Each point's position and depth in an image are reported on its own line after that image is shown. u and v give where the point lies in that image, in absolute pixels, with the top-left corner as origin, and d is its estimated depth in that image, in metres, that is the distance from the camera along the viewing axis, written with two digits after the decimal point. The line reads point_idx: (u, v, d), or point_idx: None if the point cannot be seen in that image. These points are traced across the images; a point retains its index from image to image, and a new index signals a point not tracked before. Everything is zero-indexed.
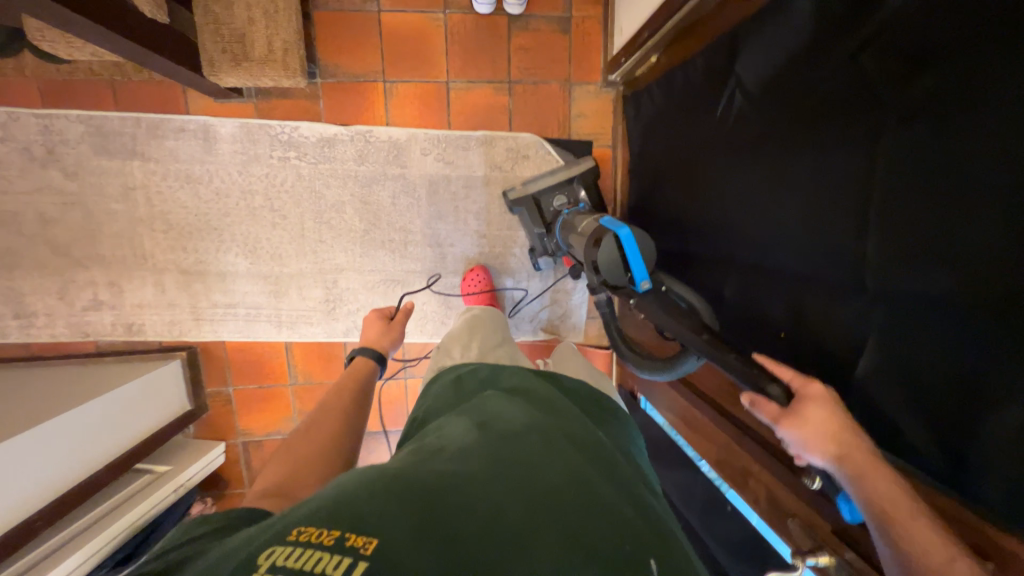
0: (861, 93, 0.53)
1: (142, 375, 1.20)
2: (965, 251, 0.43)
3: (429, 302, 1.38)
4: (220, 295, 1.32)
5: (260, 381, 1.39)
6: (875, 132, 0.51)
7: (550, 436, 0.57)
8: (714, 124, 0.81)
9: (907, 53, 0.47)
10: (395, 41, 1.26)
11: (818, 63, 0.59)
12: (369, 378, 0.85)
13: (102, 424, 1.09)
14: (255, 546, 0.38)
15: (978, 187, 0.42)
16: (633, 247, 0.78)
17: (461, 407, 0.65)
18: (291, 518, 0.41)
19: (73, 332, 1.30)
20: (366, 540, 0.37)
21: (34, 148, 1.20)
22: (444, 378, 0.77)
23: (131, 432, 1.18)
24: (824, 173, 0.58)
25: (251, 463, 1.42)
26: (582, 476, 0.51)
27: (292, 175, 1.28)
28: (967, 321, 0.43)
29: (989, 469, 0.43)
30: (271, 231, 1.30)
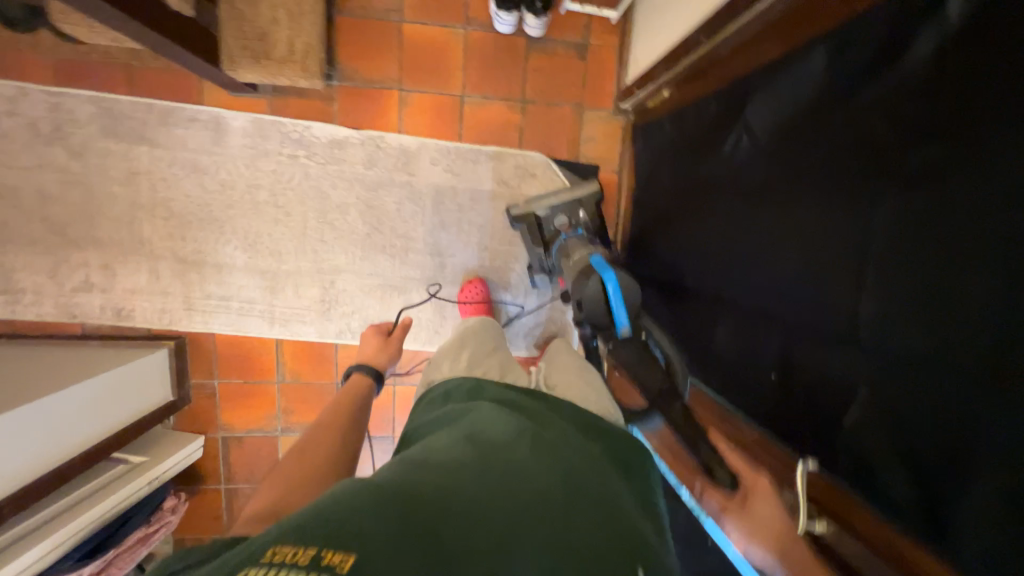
0: (868, 150, 0.55)
1: (126, 362, 1.18)
2: (957, 307, 0.44)
3: (425, 310, 1.38)
4: (215, 287, 1.31)
5: (247, 376, 1.37)
6: (879, 189, 0.53)
7: (538, 451, 0.57)
8: (722, 164, 0.84)
9: (910, 119, 0.50)
10: (414, 52, 1.28)
11: (828, 118, 0.61)
12: (365, 395, 0.86)
13: (80, 411, 1.07)
14: (228, 569, 0.37)
15: (970, 251, 0.43)
16: (614, 290, 0.83)
17: (450, 421, 0.65)
18: (268, 537, 0.41)
19: (60, 313, 1.27)
20: (343, 558, 0.37)
21: (40, 124, 1.20)
22: (434, 392, 0.76)
23: (109, 421, 1.15)
24: (826, 224, 0.60)
25: (230, 459, 1.39)
26: (568, 492, 0.51)
27: (300, 173, 1.28)
28: (955, 380, 0.44)
29: (966, 525, 0.44)
30: (273, 227, 1.30)
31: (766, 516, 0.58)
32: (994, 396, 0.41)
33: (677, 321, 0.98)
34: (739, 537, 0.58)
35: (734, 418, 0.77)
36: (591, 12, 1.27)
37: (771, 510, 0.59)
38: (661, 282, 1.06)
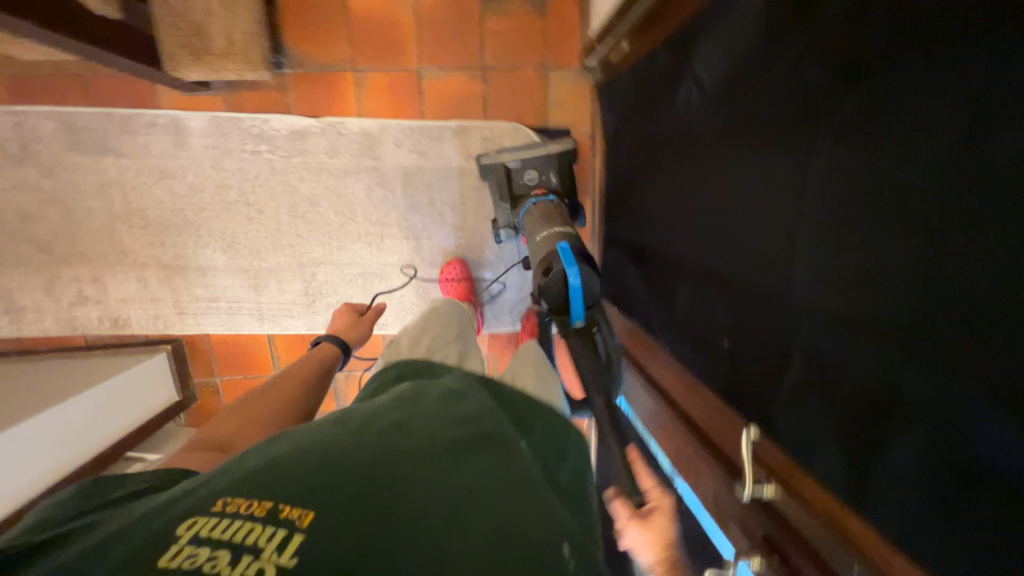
0: (797, 99, 0.51)
1: (126, 370, 1.23)
2: (890, 252, 0.41)
3: (407, 294, 1.38)
4: (201, 289, 1.34)
5: (246, 372, 1.42)
6: (808, 139, 0.50)
7: (486, 425, 0.57)
8: (677, 120, 0.79)
9: (836, 62, 0.46)
10: (363, 28, 1.22)
11: (762, 67, 0.57)
12: (332, 359, 0.86)
13: (84, 420, 1.12)
14: (175, 513, 0.39)
15: (893, 190, 0.41)
16: (577, 298, 0.81)
17: (402, 388, 0.64)
18: (218, 486, 0.42)
19: (62, 326, 1.33)
20: (303, 514, 0.38)
21: (8, 146, 1.21)
22: (388, 368, 0.75)
23: (117, 423, 1.21)
24: (767, 182, 0.57)
25: None
26: (511, 466, 0.51)
27: (266, 169, 1.27)
28: (883, 323, 0.43)
29: (885, 480, 0.44)
30: (248, 226, 1.31)
31: (663, 529, 0.60)
32: (905, 353, 0.41)
33: (647, 288, 0.96)
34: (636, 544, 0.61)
35: (696, 384, 0.76)
36: None
37: (666, 525, 0.61)
38: (632, 249, 1.03)
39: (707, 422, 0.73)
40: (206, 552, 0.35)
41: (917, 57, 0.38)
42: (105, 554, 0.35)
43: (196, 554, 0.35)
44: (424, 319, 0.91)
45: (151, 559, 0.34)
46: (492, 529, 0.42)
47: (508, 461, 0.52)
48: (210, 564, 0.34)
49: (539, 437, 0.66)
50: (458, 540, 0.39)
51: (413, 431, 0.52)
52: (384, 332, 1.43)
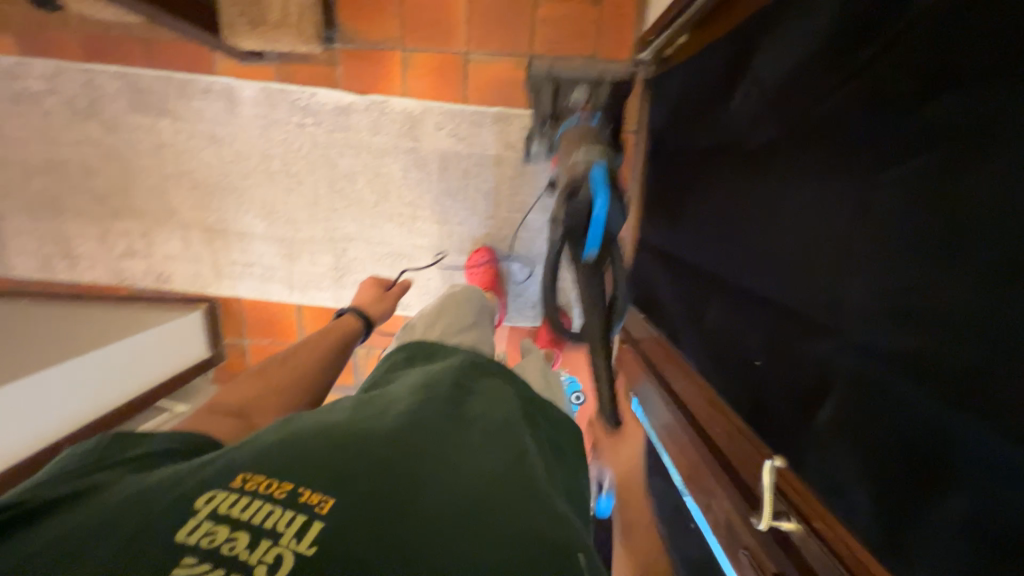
0: (868, 112, 0.47)
1: (165, 322, 1.30)
2: (960, 292, 0.37)
3: (432, 278, 1.39)
4: (238, 253, 1.38)
5: (273, 338, 1.47)
6: (878, 157, 0.46)
7: (497, 420, 0.56)
8: (730, 123, 0.74)
9: (919, 75, 0.41)
10: (415, 8, 1.21)
11: (831, 75, 0.52)
12: (353, 336, 0.85)
13: (125, 365, 1.19)
14: (192, 489, 0.39)
15: (976, 221, 0.36)
16: (598, 227, 0.79)
17: (414, 373, 0.64)
18: (232, 465, 0.42)
19: (111, 276, 1.41)
20: (320, 501, 0.38)
21: (76, 101, 1.28)
22: (403, 351, 0.74)
23: (152, 371, 1.27)
24: (824, 199, 0.53)
25: None
26: (522, 464, 0.50)
27: (309, 142, 1.30)
28: (946, 369, 0.38)
29: (924, 540, 0.40)
30: (287, 197, 1.34)
31: None
32: (961, 407, 0.37)
33: (677, 296, 0.92)
34: None
35: (718, 402, 0.73)
36: None
37: None
38: (666, 255, 0.99)
39: (726, 442, 0.70)
40: (225, 532, 0.35)
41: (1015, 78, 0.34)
42: (123, 526, 0.36)
43: (215, 532, 0.35)
44: (444, 303, 0.90)
45: (171, 535, 0.35)
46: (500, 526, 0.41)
47: (518, 459, 0.51)
48: (230, 545, 0.35)
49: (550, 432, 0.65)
50: (465, 535, 0.39)
51: (423, 420, 0.52)
52: (406, 313, 1.44)
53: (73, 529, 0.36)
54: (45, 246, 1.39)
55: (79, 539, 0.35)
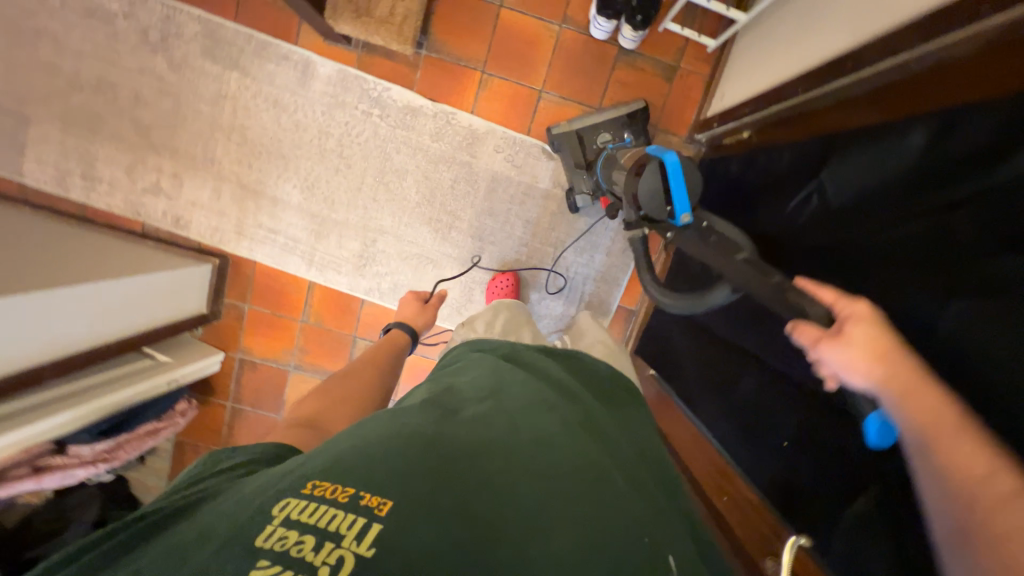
0: (941, 243, 0.53)
1: (177, 267, 1.25)
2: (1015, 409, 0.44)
3: (453, 288, 1.40)
4: (267, 218, 1.36)
5: (275, 309, 1.43)
6: (950, 282, 0.52)
7: (565, 415, 0.57)
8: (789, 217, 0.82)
9: (993, 228, 0.48)
10: (505, 39, 1.29)
11: (913, 196, 0.59)
12: (400, 343, 1.01)
13: (125, 303, 1.14)
14: (271, 496, 0.40)
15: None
16: (677, 176, 0.74)
17: (480, 373, 0.66)
18: (306, 471, 0.43)
19: (126, 208, 1.36)
20: (380, 503, 0.38)
21: (150, 32, 1.28)
22: (469, 347, 0.78)
23: (146, 316, 1.22)
24: (890, 302, 0.59)
25: (242, 380, 1.47)
26: (598, 459, 0.51)
27: (370, 131, 1.32)
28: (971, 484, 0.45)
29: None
30: (332, 176, 1.34)
31: (869, 338, 0.49)
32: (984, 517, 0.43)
33: (697, 362, 0.97)
34: (839, 366, 0.50)
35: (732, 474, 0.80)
36: (690, 37, 1.25)
37: (875, 332, 0.49)
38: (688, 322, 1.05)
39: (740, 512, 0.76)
40: (294, 536, 0.36)
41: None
42: (214, 534, 0.38)
43: (286, 536, 0.36)
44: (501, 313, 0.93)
45: (251, 539, 0.36)
46: (582, 528, 0.42)
47: (594, 454, 0.51)
48: (298, 547, 0.35)
49: (637, 426, 0.69)
50: (554, 533, 0.40)
51: (495, 420, 0.53)
52: None
53: (184, 533, 0.40)
54: (66, 161, 1.34)
55: (185, 542, 0.38)
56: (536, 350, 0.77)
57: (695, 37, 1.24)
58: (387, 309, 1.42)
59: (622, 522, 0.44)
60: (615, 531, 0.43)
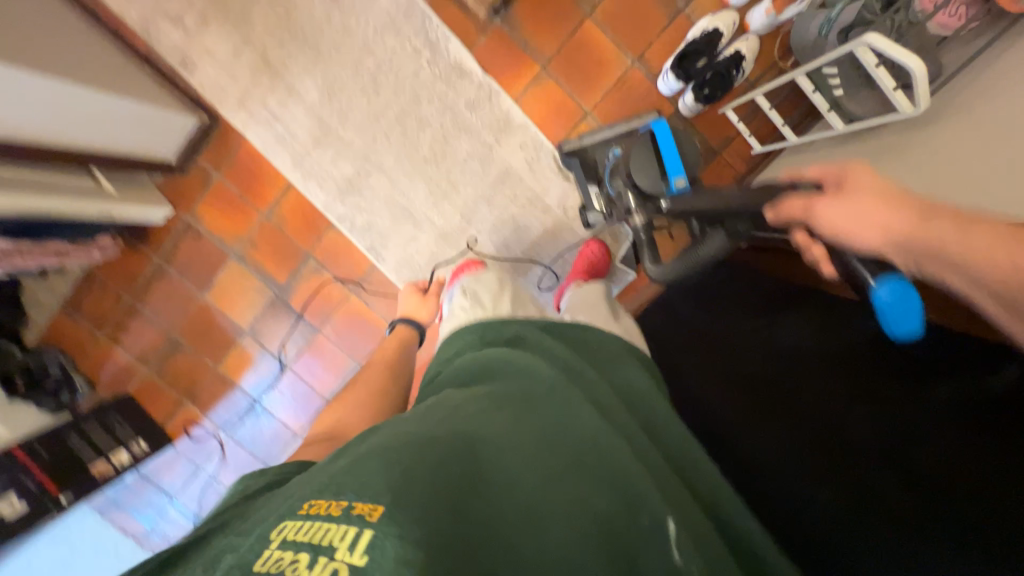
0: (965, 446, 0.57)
1: (164, 109, 1.17)
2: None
3: (422, 253, 1.38)
4: (275, 103, 1.30)
5: (243, 191, 1.37)
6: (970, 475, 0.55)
7: (568, 395, 0.59)
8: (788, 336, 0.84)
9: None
10: (577, 47, 1.26)
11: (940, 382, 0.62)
12: (404, 342, 1.06)
13: (95, 118, 1.05)
14: (270, 523, 0.41)
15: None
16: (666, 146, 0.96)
17: (485, 368, 0.67)
18: (304, 494, 0.43)
19: (137, 26, 1.24)
20: (372, 509, 0.37)
21: None
22: (471, 336, 0.79)
23: (112, 141, 1.14)
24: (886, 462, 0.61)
25: (180, 242, 1.41)
26: (603, 434, 0.53)
27: (412, 69, 1.27)
28: None
29: None
30: (356, 94, 1.29)
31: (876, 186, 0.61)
32: None
33: None
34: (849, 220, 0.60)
35: None
36: (741, 131, 1.26)
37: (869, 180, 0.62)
38: None
39: None
40: (290, 556, 0.36)
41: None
42: (217, 565, 0.39)
43: (282, 557, 0.36)
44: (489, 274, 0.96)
45: (247, 565, 0.36)
46: (585, 518, 0.44)
47: (600, 429, 0.54)
48: (292, 565, 0.35)
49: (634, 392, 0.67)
50: (569, 518, 0.43)
51: (498, 414, 0.54)
52: (377, 265, 1.41)
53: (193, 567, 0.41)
54: None
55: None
56: (540, 327, 0.77)
57: (745, 134, 1.25)
58: (351, 244, 1.39)
59: (616, 503, 0.47)
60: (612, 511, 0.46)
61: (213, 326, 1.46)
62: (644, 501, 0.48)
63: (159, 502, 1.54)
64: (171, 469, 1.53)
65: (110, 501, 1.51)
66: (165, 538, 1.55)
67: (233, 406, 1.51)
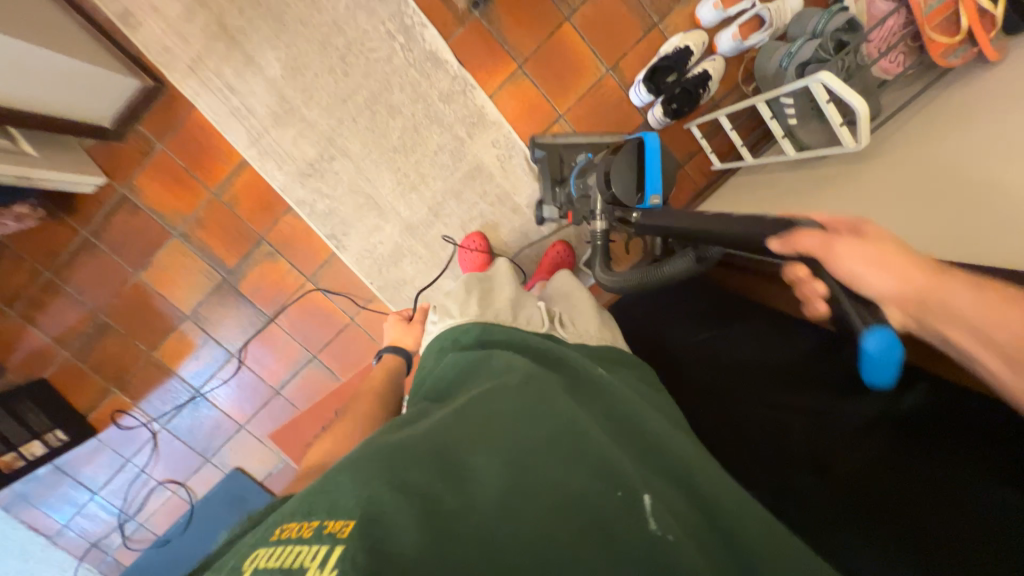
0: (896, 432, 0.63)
1: (108, 71, 1.06)
2: (934, 549, 0.54)
3: (386, 244, 1.34)
4: (231, 73, 1.21)
5: (190, 166, 1.27)
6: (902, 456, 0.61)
7: (546, 382, 0.59)
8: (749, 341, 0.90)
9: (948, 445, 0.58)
10: (554, 50, 1.27)
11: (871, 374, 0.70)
12: (394, 371, 1.02)
13: (28, 76, 0.93)
14: (244, 552, 0.40)
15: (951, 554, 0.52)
16: (649, 157, 0.87)
17: (461, 371, 0.67)
18: (276, 519, 0.43)
19: None
20: (343, 526, 0.39)
21: None
22: (443, 339, 0.80)
23: (42, 102, 1.01)
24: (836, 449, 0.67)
25: (113, 216, 1.28)
26: (579, 417, 0.54)
27: (385, 54, 1.23)
28: None
29: None
30: (323, 73, 1.23)
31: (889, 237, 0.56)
32: None
33: None
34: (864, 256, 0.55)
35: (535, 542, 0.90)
36: (703, 147, 1.33)
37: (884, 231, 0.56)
38: None
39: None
40: None
41: (988, 466, 0.55)
42: None
43: None
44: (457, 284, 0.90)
45: None
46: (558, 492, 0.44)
47: (574, 412, 0.54)
48: None
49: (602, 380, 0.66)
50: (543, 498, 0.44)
51: (470, 409, 0.54)
52: (337, 253, 1.35)
53: None
54: None
55: None
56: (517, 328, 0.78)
57: (707, 150, 1.31)
58: (310, 229, 1.33)
59: (596, 481, 0.47)
60: (592, 491, 0.45)
61: (149, 309, 1.35)
62: (619, 475, 0.48)
63: (77, 498, 1.41)
64: (92, 461, 1.40)
65: (17, 497, 1.36)
66: (83, 535, 1.43)
67: (169, 395, 1.40)
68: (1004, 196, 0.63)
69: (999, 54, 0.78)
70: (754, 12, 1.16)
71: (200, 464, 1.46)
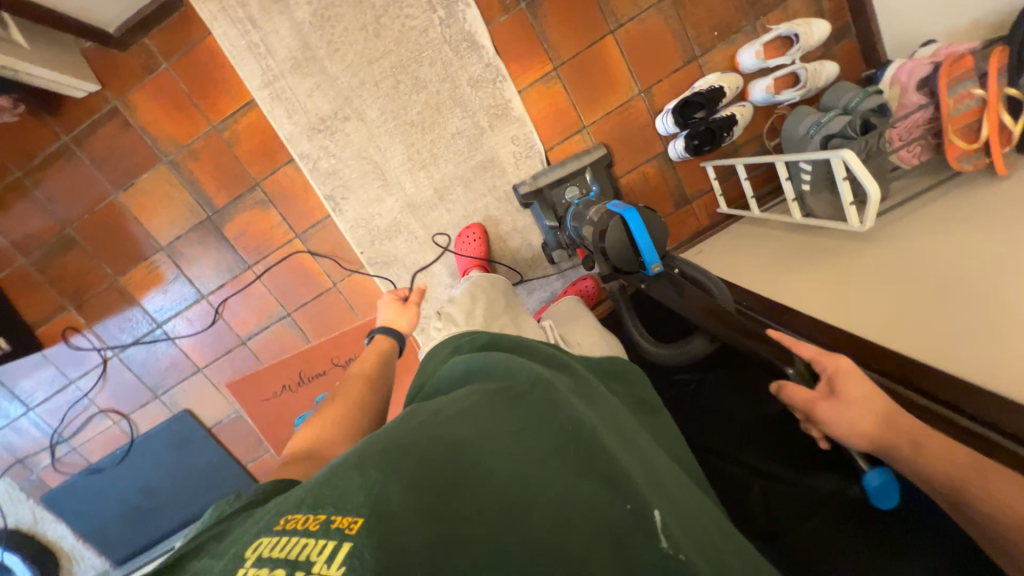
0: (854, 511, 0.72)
1: None
2: None
3: (383, 217, 1.31)
4: (256, 7, 1.15)
5: (192, 92, 1.20)
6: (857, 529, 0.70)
7: (552, 388, 0.59)
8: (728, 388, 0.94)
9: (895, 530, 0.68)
10: (591, 60, 1.25)
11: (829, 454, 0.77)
12: (387, 355, 0.96)
13: None
14: (247, 541, 0.41)
15: None
16: (637, 229, 0.86)
17: (471, 372, 0.66)
18: (279, 509, 0.43)
19: None
20: (351, 523, 0.39)
21: None
22: (449, 343, 0.81)
23: None
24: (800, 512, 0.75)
25: (99, 126, 1.20)
26: (587, 423, 0.54)
27: (422, 23, 1.19)
28: None
29: None
30: (354, 29, 1.18)
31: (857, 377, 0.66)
32: None
33: None
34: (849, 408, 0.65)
35: None
36: (715, 189, 1.35)
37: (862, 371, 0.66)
38: None
39: None
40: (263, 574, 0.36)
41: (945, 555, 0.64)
42: None
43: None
44: (462, 294, 0.98)
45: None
46: (565, 501, 0.44)
47: (581, 420, 0.54)
48: None
49: (611, 396, 0.67)
50: (553, 507, 0.43)
51: (480, 411, 0.54)
52: (332, 216, 1.31)
53: None
54: None
55: None
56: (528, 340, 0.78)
57: (717, 192, 1.34)
58: (308, 185, 1.28)
59: (608, 494, 0.47)
60: (602, 505, 0.45)
61: (119, 230, 1.27)
62: (625, 485, 0.47)
63: (10, 410, 1.36)
64: (33, 376, 1.34)
65: None
66: (9, 449, 1.38)
67: (127, 324, 1.34)
68: (983, 307, 0.67)
69: (1007, 169, 0.82)
70: (791, 69, 1.17)
71: (148, 400, 1.41)
